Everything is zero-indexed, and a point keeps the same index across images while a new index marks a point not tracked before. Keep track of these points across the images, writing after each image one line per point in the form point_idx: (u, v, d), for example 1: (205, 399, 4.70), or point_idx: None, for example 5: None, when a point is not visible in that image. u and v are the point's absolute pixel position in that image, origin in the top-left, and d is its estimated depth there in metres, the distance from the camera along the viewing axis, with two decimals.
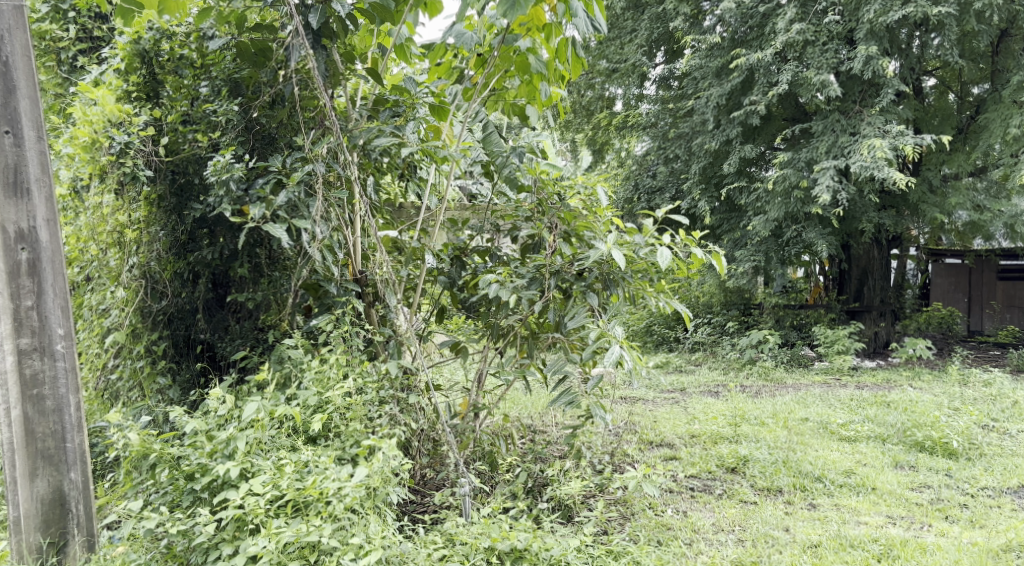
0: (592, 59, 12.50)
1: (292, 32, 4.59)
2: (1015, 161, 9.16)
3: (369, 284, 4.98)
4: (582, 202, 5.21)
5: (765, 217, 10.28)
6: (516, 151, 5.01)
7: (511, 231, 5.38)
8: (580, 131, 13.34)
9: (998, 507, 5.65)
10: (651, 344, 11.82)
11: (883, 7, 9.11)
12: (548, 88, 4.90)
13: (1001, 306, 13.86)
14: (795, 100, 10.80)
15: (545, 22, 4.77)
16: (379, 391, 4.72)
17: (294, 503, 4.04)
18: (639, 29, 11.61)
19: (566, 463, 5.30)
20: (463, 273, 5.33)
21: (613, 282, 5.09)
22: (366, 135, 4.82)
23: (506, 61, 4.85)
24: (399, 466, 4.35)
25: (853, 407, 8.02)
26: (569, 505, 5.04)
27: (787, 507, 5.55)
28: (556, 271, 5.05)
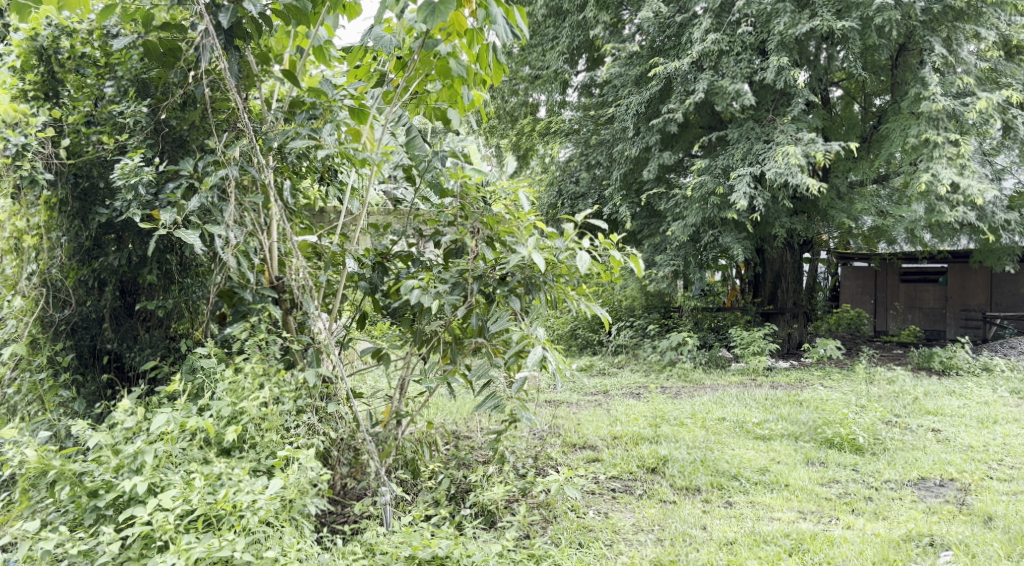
0: (515, 65, 12.74)
1: (202, 32, 4.50)
2: (914, 169, 9.57)
3: (286, 290, 4.93)
4: (506, 207, 5.20)
5: (683, 222, 10.52)
6: (438, 155, 5.01)
7: (434, 237, 5.34)
8: (504, 136, 13.52)
9: (900, 499, 5.98)
10: (575, 347, 12.05)
11: (792, 20, 9.48)
12: (469, 92, 4.93)
13: (904, 306, 14.48)
14: (711, 109, 11.15)
15: (466, 28, 4.73)
16: (297, 401, 4.75)
17: (205, 517, 4.10)
18: (561, 37, 11.84)
19: (488, 469, 5.42)
20: (385, 279, 5.29)
21: (535, 287, 5.17)
22: (282, 137, 4.79)
23: (426, 65, 4.89)
24: (318, 477, 4.45)
25: (768, 407, 8.34)
26: (491, 511, 5.18)
27: (706, 505, 5.79)
28: (478, 276, 5.12)
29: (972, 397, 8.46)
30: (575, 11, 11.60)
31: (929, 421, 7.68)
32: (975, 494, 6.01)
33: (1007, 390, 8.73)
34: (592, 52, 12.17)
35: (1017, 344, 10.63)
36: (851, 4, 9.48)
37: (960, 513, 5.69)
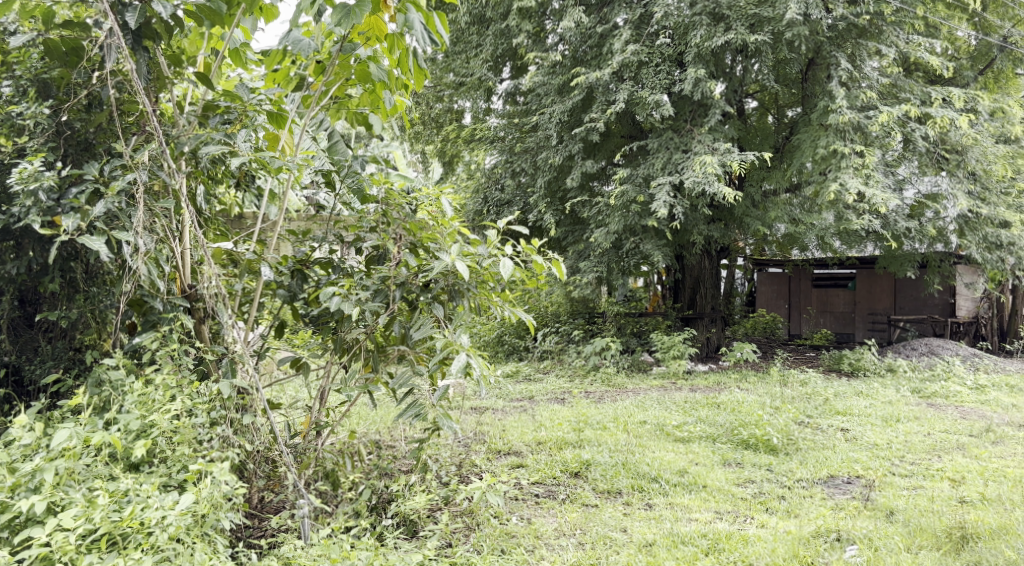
0: (439, 72, 12.79)
1: (106, 32, 4.41)
2: (824, 178, 9.91)
3: (199, 298, 4.85)
4: (430, 214, 5.26)
5: (606, 230, 10.66)
6: (359, 159, 5.08)
7: (355, 243, 5.32)
8: (430, 143, 13.53)
9: (811, 497, 6.20)
10: (501, 354, 12.13)
11: (708, 33, 9.73)
12: (390, 96, 4.90)
13: (815, 310, 14.97)
14: (632, 118, 11.34)
15: (386, 32, 4.71)
16: (210, 413, 4.71)
17: (109, 536, 4.03)
18: (484, 45, 11.86)
19: (411, 478, 5.42)
20: (304, 287, 5.26)
21: (458, 293, 5.19)
22: (194, 142, 4.74)
23: (345, 69, 4.88)
24: (232, 491, 4.44)
25: (687, 409, 8.54)
26: (413, 520, 5.22)
27: (626, 508, 5.92)
28: (400, 282, 5.11)
29: (878, 397, 8.81)
30: (498, 19, 11.65)
31: (839, 421, 7.96)
32: (878, 490, 6.27)
33: (909, 389, 9.12)
34: (516, 60, 12.24)
35: (919, 346, 11.05)
36: (763, 19, 9.83)
37: (865, 508, 5.94)
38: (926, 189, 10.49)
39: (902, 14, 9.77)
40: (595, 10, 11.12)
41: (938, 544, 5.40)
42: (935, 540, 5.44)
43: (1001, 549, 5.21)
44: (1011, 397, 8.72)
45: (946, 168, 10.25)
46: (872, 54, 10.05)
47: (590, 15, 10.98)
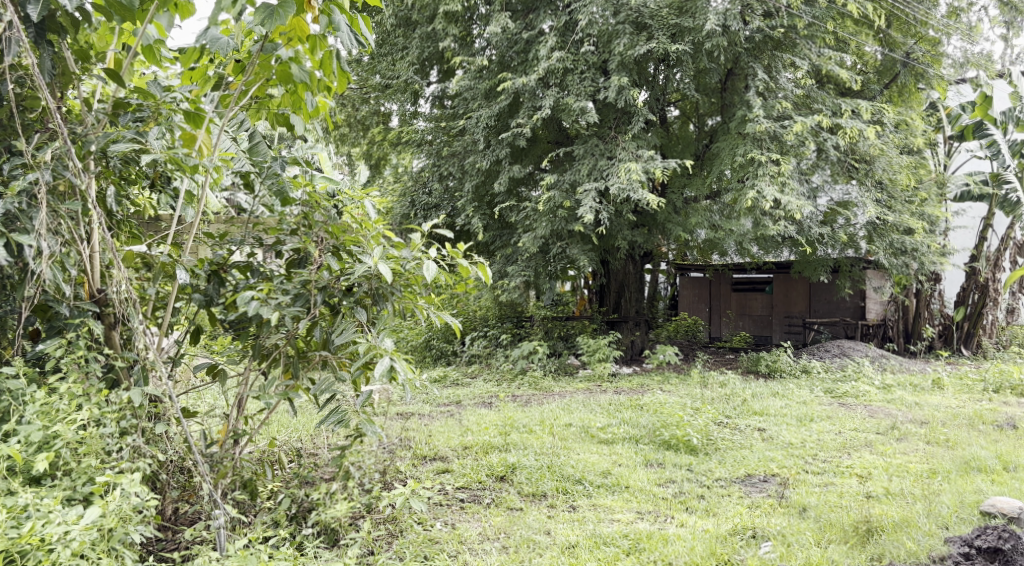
0: (365, 73, 12.70)
1: (6, 24, 4.15)
2: (742, 185, 10.18)
3: (109, 303, 4.66)
4: (351, 216, 5.19)
5: (533, 234, 10.75)
6: (278, 160, 5.04)
7: (274, 246, 5.18)
8: (356, 145, 13.44)
9: (729, 495, 6.44)
10: (429, 358, 12.17)
11: (631, 42, 9.92)
12: (312, 98, 4.77)
13: (735, 314, 15.49)
14: (558, 124, 11.49)
15: (308, 33, 4.49)
16: (120, 422, 4.62)
17: (8, 553, 3.95)
18: (411, 48, 11.82)
19: (332, 485, 5.39)
20: (222, 291, 5.10)
21: (382, 297, 5.07)
22: (103, 140, 4.47)
23: (265, 69, 4.66)
24: (143, 503, 4.42)
25: (611, 411, 8.75)
26: (334, 529, 5.26)
27: (550, 511, 6.06)
28: (321, 287, 4.99)
29: (793, 398, 9.13)
30: (424, 22, 11.66)
31: (755, 421, 8.25)
32: (792, 488, 6.53)
33: (822, 390, 9.47)
34: (443, 63, 12.23)
35: (831, 348, 11.46)
36: (684, 29, 10.12)
37: (779, 505, 6.18)
38: (838, 197, 10.95)
39: (814, 28, 10.13)
40: (521, 16, 11.22)
41: (846, 538, 5.63)
42: (842, 534, 5.67)
43: (902, 541, 5.45)
44: (915, 396, 9.14)
45: (855, 177, 10.67)
46: (786, 66, 10.40)
47: (515, 21, 11.07)
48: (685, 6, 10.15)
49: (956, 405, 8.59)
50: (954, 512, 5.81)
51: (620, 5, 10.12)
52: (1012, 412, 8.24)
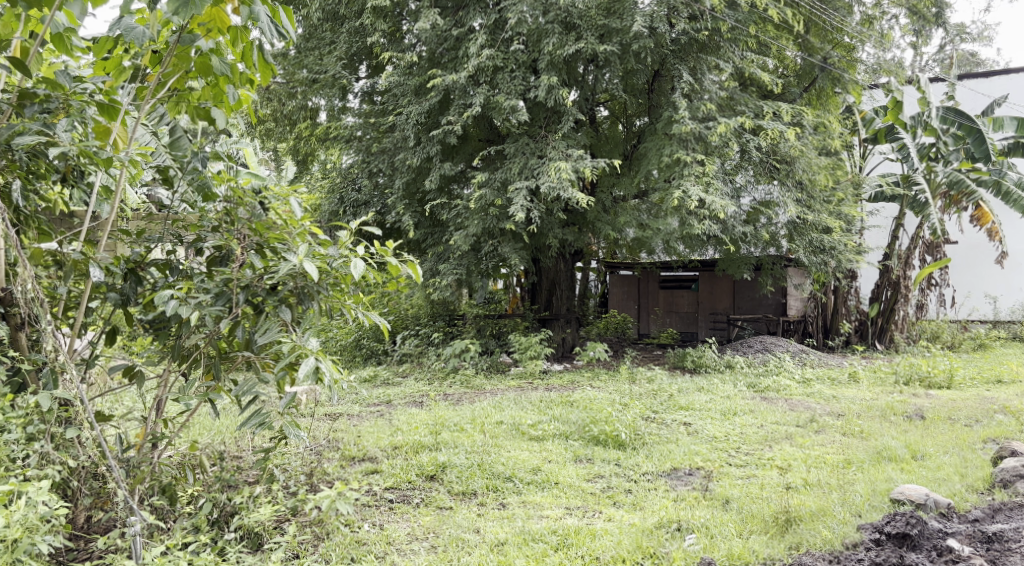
0: (291, 67, 12.42)
1: None
2: (668, 185, 10.38)
3: (14, 304, 4.60)
4: (277, 212, 5.08)
5: (465, 232, 10.67)
6: (199, 156, 4.88)
7: (194, 243, 5.03)
8: (283, 140, 13.29)
9: (655, 489, 6.58)
10: (359, 358, 12.10)
11: (560, 41, 9.97)
12: (234, 91, 4.64)
13: (662, 311, 15.70)
14: (489, 123, 11.54)
15: (228, 24, 4.44)
16: (26, 428, 4.58)
17: None
18: (338, 42, 11.65)
19: (255, 489, 5.44)
20: (138, 290, 5.01)
21: (308, 296, 5.02)
22: (6, 132, 4.36)
23: (184, 61, 4.48)
24: (50, 512, 4.32)
25: (542, 408, 8.86)
26: (258, 533, 5.25)
27: (480, 509, 6.12)
28: (244, 285, 4.93)
29: (717, 392, 9.36)
30: (352, 17, 11.57)
31: (681, 416, 8.44)
32: (716, 480, 6.68)
33: (746, 384, 9.71)
34: (371, 59, 12.12)
35: (754, 343, 11.76)
36: (611, 30, 10.23)
37: (703, 498, 6.32)
38: (760, 197, 11.23)
39: (736, 31, 10.34)
40: (450, 13, 11.18)
41: (766, 528, 5.77)
42: (763, 524, 5.81)
43: (818, 529, 5.63)
44: (833, 389, 9.43)
45: (776, 177, 10.94)
46: (710, 68, 10.60)
47: (444, 18, 11.02)
48: (613, 7, 10.25)
49: (870, 397, 8.90)
50: (867, 500, 6.03)
51: (549, 5, 10.12)
52: (921, 403, 8.57)
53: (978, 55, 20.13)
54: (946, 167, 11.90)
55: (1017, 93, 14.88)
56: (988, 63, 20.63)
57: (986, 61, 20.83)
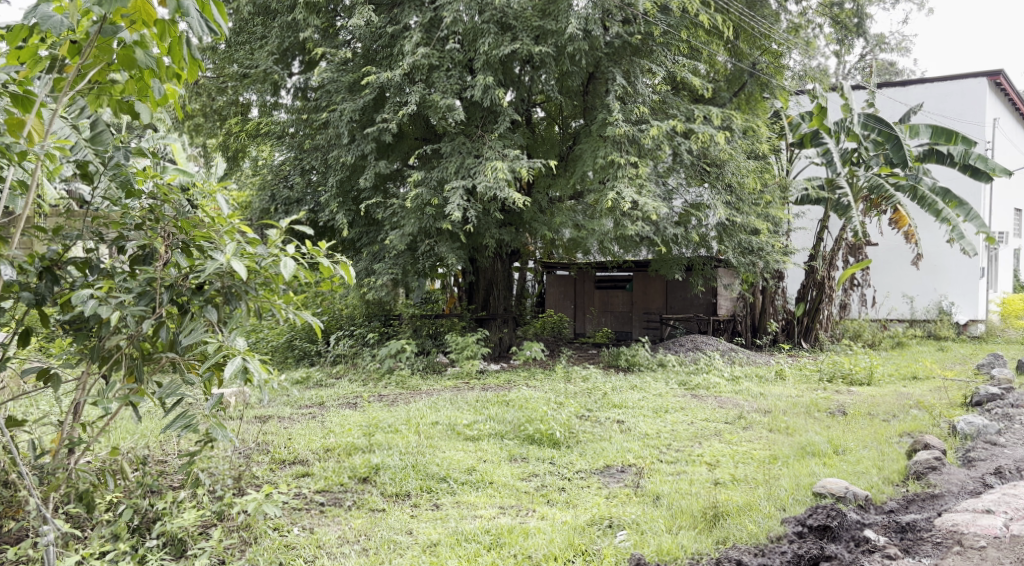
0: (221, 62, 12.27)
1: None
2: (603, 187, 10.49)
3: None
4: (202, 211, 5.07)
5: (401, 231, 10.61)
6: (122, 150, 4.78)
7: (116, 241, 4.93)
8: (213, 136, 13.08)
9: (588, 486, 6.67)
10: (292, 359, 11.94)
11: (496, 41, 10.02)
12: (159, 85, 4.53)
13: (598, 310, 15.87)
14: (426, 122, 11.52)
15: (154, 17, 4.33)
16: None
17: None
18: (270, 37, 11.46)
19: (179, 495, 5.44)
20: (55, 289, 4.87)
21: (235, 296, 5.02)
22: None
23: (106, 52, 4.39)
24: None
25: (478, 408, 8.90)
26: (181, 539, 5.21)
27: (413, 510, 6.15)
28: (168, 284, 4.89)
29: (650, 390, 9.51)
30: (284, 12, 11.40)
31: (615, 414, 8.56)
32: (648, 477, 6.80)
33: (677, 383, 9.89)
34: (304, 55, 11.97)
35: (685, 342, 11.96)
36: (547, 31, 10.27)
37: (634, 495, 6.42)
38: (691, 199, 11.44)
39: (669, 36, 10.51)
40: (385, 10, 11.10)
41: (694, 523, 5.87)
42: (692, 519, 5.91)
43: (745, 524, 5.77)
44: (760, 387, 9.66)
45: (707, 180, 11.18)
46: (644, 71, 10.76)
47: (379, 15, 10.95)
48: (549, 8, 10.27)
49: (796, 394, 9.14)
50: (791, 494, 6.20)
51: (485, 4, 10.15)
52: (843, 400, 8.85)
53: (896, 65, 20.78)
54: (867, 171, 12.29)
55: (932, 102, 15.38)
56: (905, 73, 21.32)
57: (903, 70, 21.53)
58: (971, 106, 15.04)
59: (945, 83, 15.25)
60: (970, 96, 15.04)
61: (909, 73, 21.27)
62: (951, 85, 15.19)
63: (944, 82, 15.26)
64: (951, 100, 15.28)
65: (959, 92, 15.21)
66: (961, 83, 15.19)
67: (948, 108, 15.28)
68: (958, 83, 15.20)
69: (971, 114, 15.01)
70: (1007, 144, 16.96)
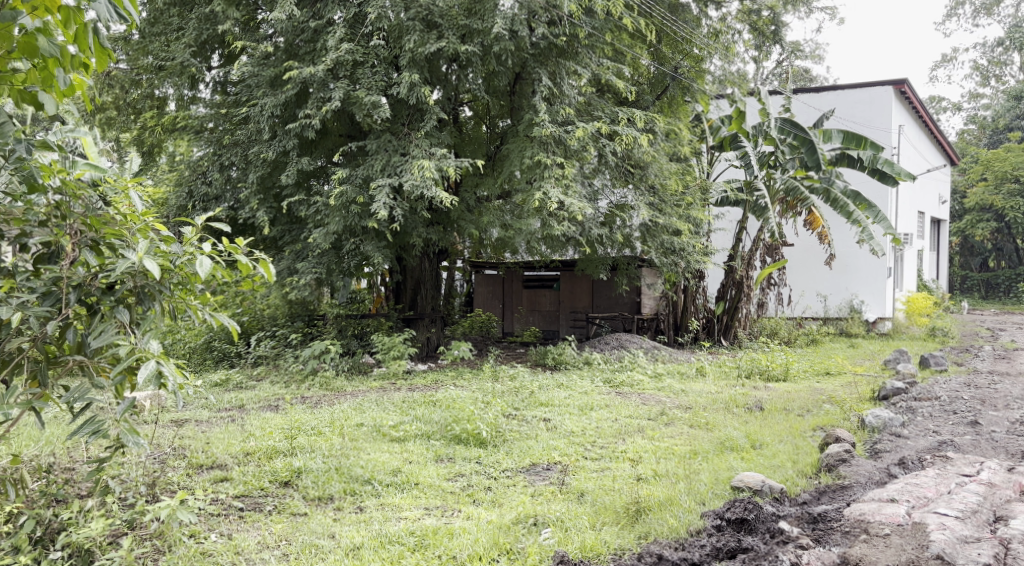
0: (135, 54, 11.93)
1: None
2: (530, 187, 10.53)
3: None
4: (113, 206, 4.94)
5: (325, 230, 10.49)
6: (24, 143, 4.58)
7: (19, 238, 4.77)
8: (127, 130, 12.73)
9: (514, 485, 6.70)
10: (211, 361, 11.70)
11: (421, 39, 10.01)
12: (64, 75, 4.38)
13: (526, 309, 15.93)
14: (350, 118, 11.42)
15: (58, 4, 4.27)
16: None
17: None
18: (186, 29, 11.19)
19: (86, 503, 5.33)
20: None
21: (148, 296, 4.92)
22: None
23: (5, 39, 4.25)
24: None
25: (404, 409, 8.86)
26: (87, 550, 5.11)
27: (336, 514, 6.10)
28: (76, 284, 4.79)
29: (576, 388, 9.60)
30: (202, 3, 11.15)
31: (542, 412, 8.61)
32: (573, 474, 6.87)
33: (602, 380, 10.01)
34: (223, 48, 11.80)
35: (610, 340, 12.09)
36: (473, 30, 10.30)
37: (559, 492, 6.47)
38: (616, 200, 11.61)
39: (593, 38, 10.62)
40: (308, 5, 10.96)
41: (617, 519, 5.93)
42: (614, 515, 5.97)
43: (666, 519, 5.85)
44: (682, 384, 9.84)
45: (631, 181, 11.44)
46: (569, 73, 10.84)
47: (302, 10, 10.81)
48: (475, 8, 10.30)
49: (715, 390, 9.34)
50: (710, 489, 6.31)
51: (410, 1, 10.12)
52: (761, 395, 9.06)
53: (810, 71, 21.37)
54: (784, 174, 12.60)
55: (843, 108, 15.84)
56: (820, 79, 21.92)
57: (818, 77, 22.12)
58: (878, 113, 15.54)
59: (855, 90, 15.71)
60: (878, 103, 15.54)
61: (823, 80, 21.90)
62: (861, 92, 15.65)
63: (854, 89, 15.71)
64: (861, 106, 15.77)
65: (868, 100, 15.69)
66: (869, 91, 15.66)
67: (857, 115, 15.76)
68: (867, 90, 15.66)
69: (879, 121, 15.51)
70: (911, 151, 17.60)
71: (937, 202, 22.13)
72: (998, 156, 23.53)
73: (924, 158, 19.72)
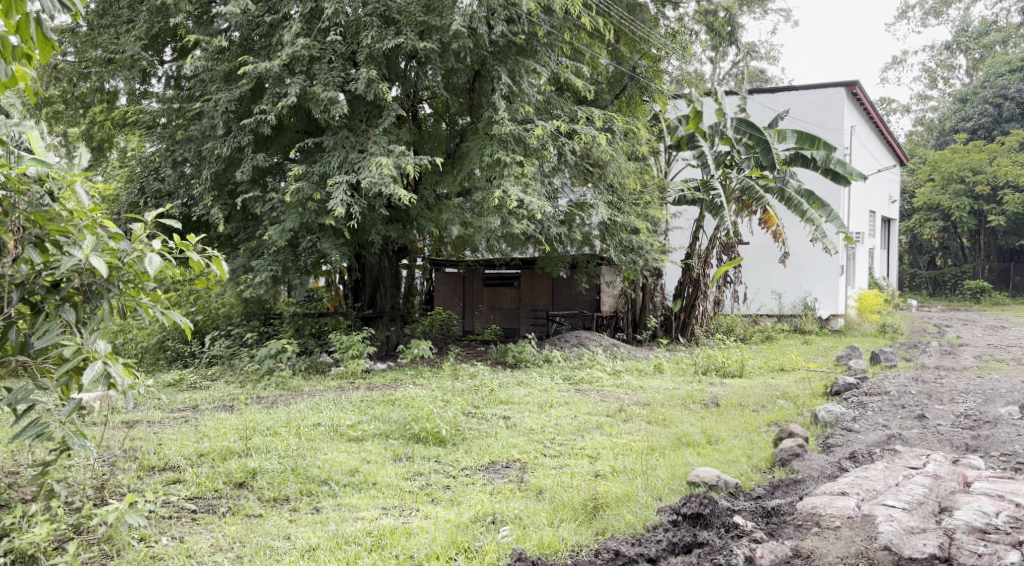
0: (83, 47, 11.73)
1: None
2: (489, 184, 10.51)
3: None
4: (57, 201, 4.86)
5: (281, 228, 10.39)
6: None
7: None
8: (75, 124, 12.51)
9: (472, 483, 6.69)
10: (165, 361, 11.54)
11: (378, 35, 10.00)
12: (5, 66, 4.31)
13: (486, 307, 15.86)
14: (307, 114, 11.31)
15: None
16: None
17: None
18: (138, 21, 11.01)
19: (30, 508, 5.26)
20: None
21: (95, 294, 4.83)
22: None
23: None
24: None
25: (362, 408, 8.81)
26: (31, 555, 5.03)
27: (292, 514, 6.04)
28: (19, 283, 4.69)
29: (535, 386, 9.61)
30: None
31: (501, 410, 8.60)
32: (531, 472, 6.87)
33: (561, 378, 10.02)
34: (176, 42, 11.64)
35: (569, 337, 12.12)
36: (431, 27, 10.30)
37: (517, 490, 6.47)
38: (574, 198, 11.66)
39: (552, 37, 10.60)
40: None
41: (575, 516, 5.93)
42: (573, 512, 5.96)
43: (622, 514, 5.87)
44: (639, 380, 9.89)
45: (590, 180, 11.47)
46: (528, 71, 10.82)
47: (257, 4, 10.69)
48: (433, 4, 10.31)
49: (672, 387, 9.40)
50: (666, 484, 6.33)
51: None
52: (716, 392, 9.14)
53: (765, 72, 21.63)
54: (739, 173, 12.71)
55: (797, 109, 16.02)
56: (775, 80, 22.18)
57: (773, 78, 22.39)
58: (831, 114, 15.74)
59: (809, 91, 15.90)
60: (831, 104, 15.74)
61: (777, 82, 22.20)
62: (815, 93, 15.85)
63: (808, 90, 15.90)
64: (814, 107, 15.96)
65: (821, 100, 15.89)
66: (822, 92, 15.85)
67: (810, 115, 15.95)
68: (820, 91, 15.86)
69: (831, 121, 15.72)
70: (862, 151, 17.85)
71: (887, 201, 22.48)
72: (944, 157, 23.96)
73: (875, 159, 20.03)
